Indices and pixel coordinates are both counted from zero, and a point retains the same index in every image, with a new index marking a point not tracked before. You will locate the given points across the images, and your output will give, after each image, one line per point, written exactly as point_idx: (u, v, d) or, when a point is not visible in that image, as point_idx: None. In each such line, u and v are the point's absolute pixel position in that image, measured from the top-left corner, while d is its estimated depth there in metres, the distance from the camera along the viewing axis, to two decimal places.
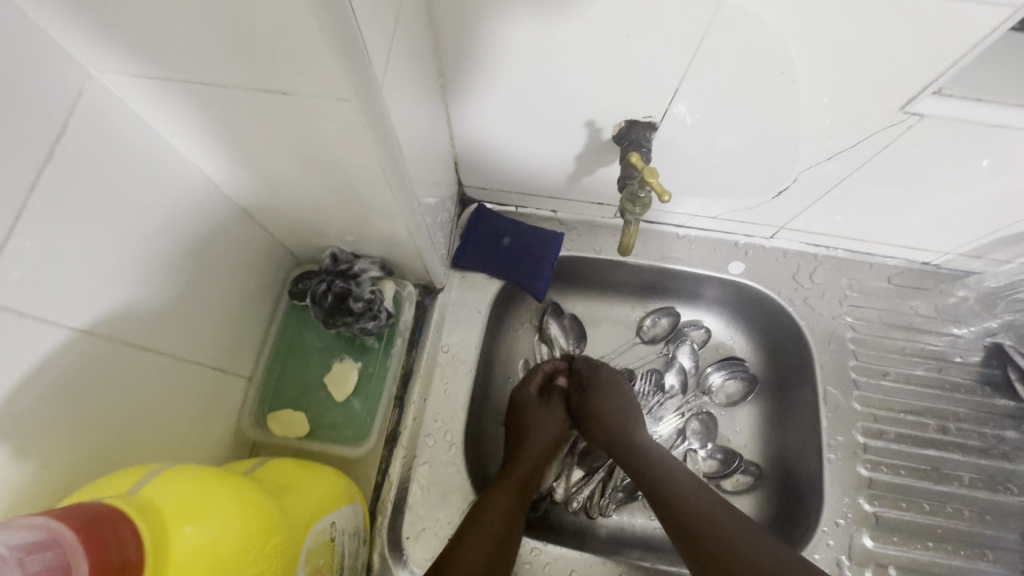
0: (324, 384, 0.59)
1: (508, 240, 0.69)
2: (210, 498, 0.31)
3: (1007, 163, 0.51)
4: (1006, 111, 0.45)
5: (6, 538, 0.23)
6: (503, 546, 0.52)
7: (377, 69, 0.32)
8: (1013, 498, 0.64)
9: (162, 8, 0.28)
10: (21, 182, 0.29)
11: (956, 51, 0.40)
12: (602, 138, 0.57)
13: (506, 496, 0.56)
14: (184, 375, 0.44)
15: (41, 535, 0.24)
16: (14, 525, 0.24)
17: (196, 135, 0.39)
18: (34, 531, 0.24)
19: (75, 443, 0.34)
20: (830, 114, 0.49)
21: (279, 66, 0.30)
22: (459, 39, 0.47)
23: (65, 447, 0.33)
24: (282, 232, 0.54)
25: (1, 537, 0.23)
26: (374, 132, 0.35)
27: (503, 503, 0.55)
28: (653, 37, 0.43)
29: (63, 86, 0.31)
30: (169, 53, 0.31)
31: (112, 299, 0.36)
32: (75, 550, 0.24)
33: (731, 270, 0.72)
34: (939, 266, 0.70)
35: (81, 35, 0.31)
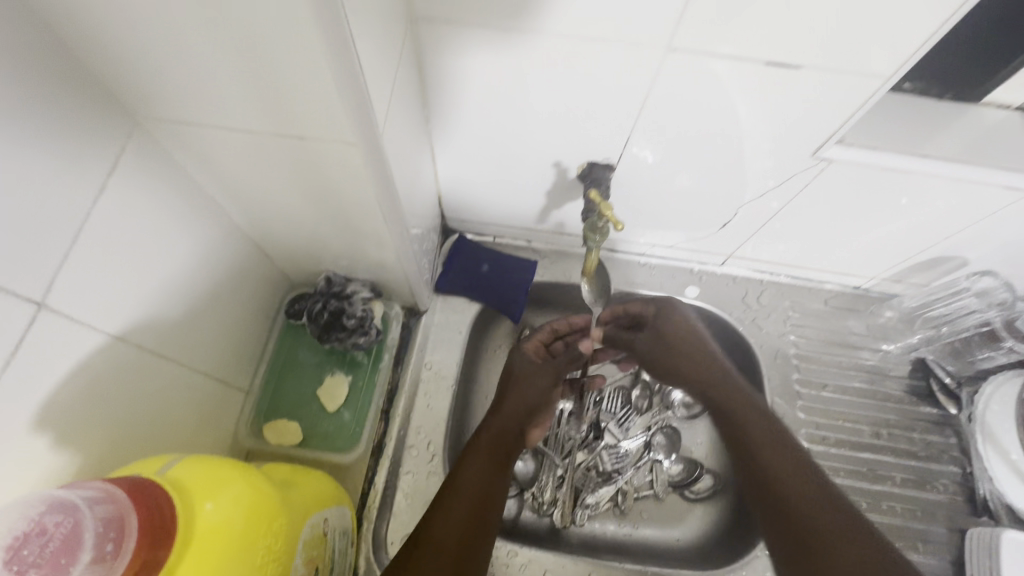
0: (316, 397, 0.64)
1: (487, 267, 0.76)
2: (225, 479, 0.36)
3: (906, 199, 0.60)
4: (897, 157, 0.55)
5: (82, 490, 0.31)
6: (479, 509, 0.54)
7: (379, 120, 0.39)
8: (940, 495, 0.71)
9: (210, 75, 0.35)
10: (82, 209, 0.35)
11: (847, 110, 0.50)
12: (568, 176, 0.65)
13: (483, 464, 0.57)
14: (190, 385, 0.49)
15: (102, 493, 0.32)
16: (85, 485, 0.32)
17: (218, 171, 0.45)
18: (98, 490, 0.32)
19: (98, 436, 0.39)
20: (757, 157, 0.58)
21: (302, 118, 0.37)
22: (447, 93, 0.55)
23: (90, 439, 0.38)
24: (282, 257, 0.60)
25: (78, 489, 0.31)
26: (374, 171, 0.42)
27: (479, 469, 0.56)
28: (609, 93, 0.52)
29: (116, 132, 0.38)
30: (207, 108, 0.38)
31: (138, 311, 0.41)
32: (125, 503, 0.32)
33: (687, 294, 0.80)
34: (869, 289, 0.80)
35: (134, 94, 0.37)
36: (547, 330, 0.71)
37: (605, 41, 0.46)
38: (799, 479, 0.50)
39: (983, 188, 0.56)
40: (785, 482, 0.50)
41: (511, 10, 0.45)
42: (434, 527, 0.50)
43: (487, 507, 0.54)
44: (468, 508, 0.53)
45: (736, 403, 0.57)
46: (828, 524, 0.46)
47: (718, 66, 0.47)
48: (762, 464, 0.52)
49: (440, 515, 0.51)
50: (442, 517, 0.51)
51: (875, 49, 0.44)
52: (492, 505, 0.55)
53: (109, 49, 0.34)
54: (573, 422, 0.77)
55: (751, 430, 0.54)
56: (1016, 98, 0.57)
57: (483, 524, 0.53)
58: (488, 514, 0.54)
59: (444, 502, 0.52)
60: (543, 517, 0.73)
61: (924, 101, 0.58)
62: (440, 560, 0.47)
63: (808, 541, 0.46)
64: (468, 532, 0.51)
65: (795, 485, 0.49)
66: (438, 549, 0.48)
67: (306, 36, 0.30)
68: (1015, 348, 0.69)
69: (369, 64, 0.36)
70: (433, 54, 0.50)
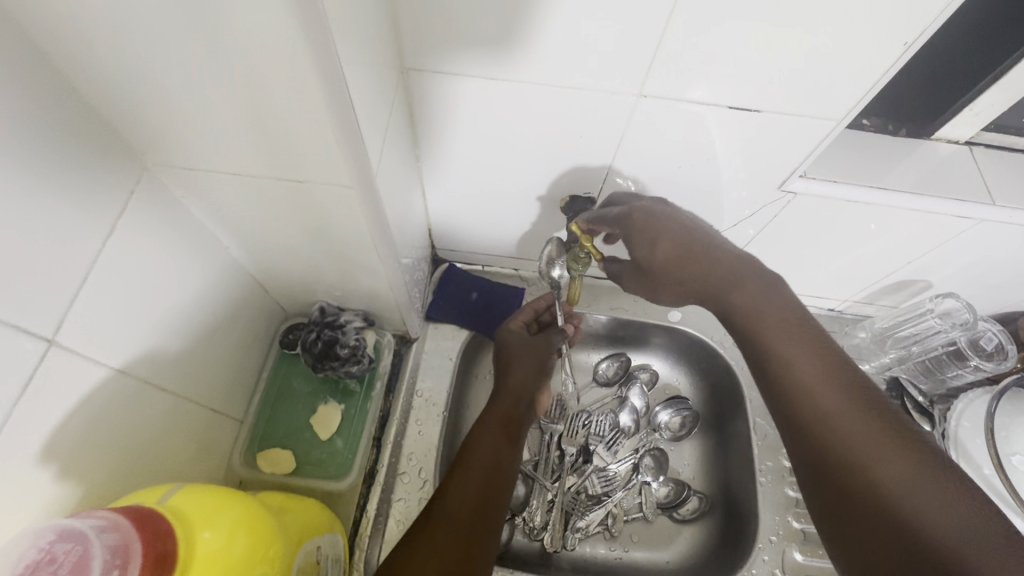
0: (310, 425, 0.65)
1: (477, 294, 0.79)
2: (223, 506, 0.38)
3: (875, 227, 0.64)
4: (859, 189, 0.58)
5: (90, 519, 0.32)
6: (490, 485, 0.56)
7: (373, 164, 0.43)
8: None
9: (217, 124, 0.37)
10: (91, 249, 0.37)
11: (810, 144, 0.54)
12: (553, 208, 0.68)
13: (494, 438, 0.60)
14: (183, 414, 0.50)
15: (109, 522, 0.33)
16: (93, 514, 0.33)
17: (217, 210, 0.47)
18: (104, 519, 0.33)
19: (93, 469, 0.40)
20: (731, 189, 0.62)
21: (302, 163, 0.40)
22: (437, 133, 0.58)
23: (86, 473, 0.39)
24: (278, 289, 0.62)
25: (88, 517, 0.32)
26: (368, 208, 0.45)
27: (491, 444, 0.59)
28: (588, 130, 0.56)
29: (125, 175, 0.40)
30: (211, 154, 0.41)
31: (139, 346, 0.43)
32: (131, 532, 0.33)
33: (670, 318, 0.84)
34: (842, 312, 0.86)
35: (143, 140, 0.39)
36: (528, 311, 0.72)
37: (582, 86, 0.50)
38: (872, 434, 0.42)
39: (938, 217, 0.60)
40: (812, 438, 0.45)
41: (494, 60, 0.49)
42: (449, 501, 0.53)
43: (498, 482, 0.57)
44: (480, 484, 0.56)
45: (766, 343, 0.49)
46: (899, 471, 0.40)
47: (687, 109, 0.51)
48: (844, 444, 0.43)
49: (453, 490, 0.55)
50: (455, 493, 0.54)
51: (830, 91, 0.48)
52: (503, 478, 0.58)
53: (124, 101, 0.36)
54: (563, 446, 0.79)
55: (795, 373, 0.47)
56: (963, 135, 0.62)
57: (494, 498, 0.56)
58: (500, 489, 0.57)
59: (458, 477, 0.56)
60: (534, 541, 0.74)
61: (880, 137, 0.62)
62: (455, 535, 0.51)
63: (854, 473, 0.42)
64: (478, 509, 0.54)
65: (859, 438, 0.42)
66: (451, 521, 0.51)
67: (307, 91, 0.33)
68: (980, 366, 0.71)
69: (365, 113, 0.39)
70: (425, 99, 0.54)
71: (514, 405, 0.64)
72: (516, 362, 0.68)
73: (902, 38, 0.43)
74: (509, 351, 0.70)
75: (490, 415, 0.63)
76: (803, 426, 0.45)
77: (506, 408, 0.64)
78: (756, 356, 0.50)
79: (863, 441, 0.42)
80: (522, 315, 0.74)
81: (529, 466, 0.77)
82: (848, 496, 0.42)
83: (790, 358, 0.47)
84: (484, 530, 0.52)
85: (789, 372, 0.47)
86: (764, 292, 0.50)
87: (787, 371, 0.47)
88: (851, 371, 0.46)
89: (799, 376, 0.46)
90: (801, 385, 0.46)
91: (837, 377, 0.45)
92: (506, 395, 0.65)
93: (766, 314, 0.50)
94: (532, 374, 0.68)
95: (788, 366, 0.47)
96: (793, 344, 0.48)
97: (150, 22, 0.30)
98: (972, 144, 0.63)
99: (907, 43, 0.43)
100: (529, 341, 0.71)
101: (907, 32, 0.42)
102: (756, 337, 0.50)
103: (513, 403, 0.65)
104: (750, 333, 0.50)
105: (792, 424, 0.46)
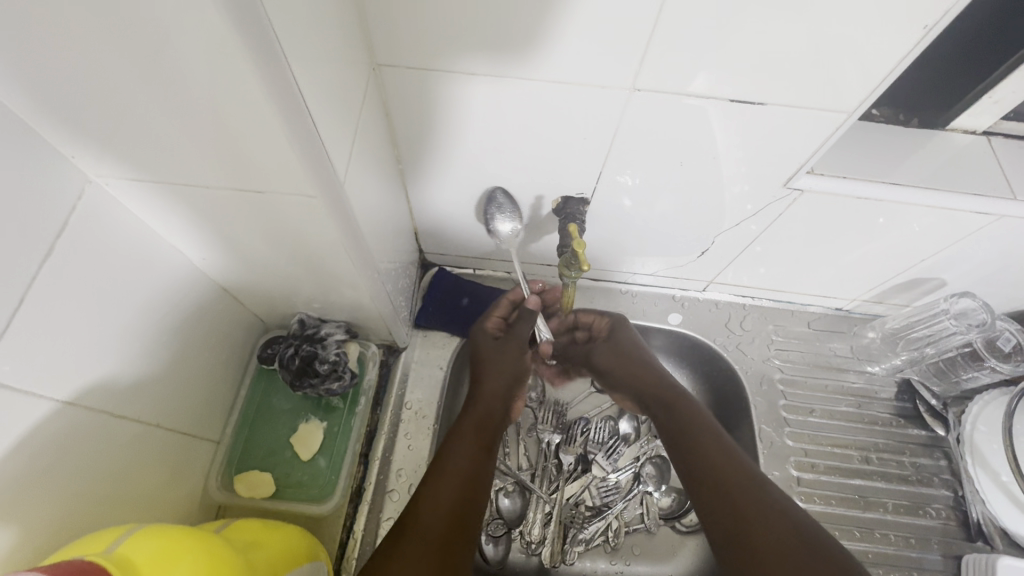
0: (291, 444, 0.63)
1: (467, 300, 0.75)
2: (177, 554, 0.37)
3: (895, 222, 0.59)
4: (866, 186, 0.55)
5: None
6: (467, 493, 0.53)
7: (338, 169, 0.40)
8: (931, 520, 0.70)
9: (162, 136, 0.35)
10: (27, 273, 0.36)
11: (818, 139, 0.50)
12: (544, 211, 0.65)
13: (469, 447, 0.57)
14: (146, 439, 0.49)
15: None
16: None
17: (176, 222, 0.45)
18: None
19: (37, 504, 0.38)
20: (734, 183, 0.57)
21: (256, 173, 0.37)
22: (414, 131, 0.55)
23: (27, 509, 0.37)
24: (253, 300, 0.60)
25: None
26: (335, 216, 0.42)
27: (464, 452, 0.56)
28: (574, 125, 0.52)
29: (66, 191, 0.38)
30: (157, 167, 0.38)
31: (78, 374, 0.41)
32: None
33: (670, 321, 0.80)
34: (851, 311, 0.80)
35: (89, 151, 0.37)
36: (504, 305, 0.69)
37: (567, 82, 0.47)
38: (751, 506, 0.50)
39: (955, 214, 0.56)
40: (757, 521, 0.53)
41: (470, 54, 0.45)
42: (422, 511, 0.50)
43: (474, 493, 0.54)
44: (455, 495, 0.52)
45: (686, 417, 0.60)
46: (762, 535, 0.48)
47: (686, 103, 0.48)
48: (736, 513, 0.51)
49: (426, 500, 0.51)
50: (430, 503, 0.51)
51: (838, 81, 0.44)
52: (480, 487, 0.55)
53: (59, 113, 0.34)
54: (561, 455, 0.76)
55: (704, 444, 0.57)
56: (981, 123, 0.58)
57: (472, 506, 0.53)
58: (478, 498, 0.54)
59: (432, 487, 0.53)
60: (532, 556, 0.71)
61: (892, 127, 0.58)
62: (431, 543, 0.48)
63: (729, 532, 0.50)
64: (456, 517, 0.51)
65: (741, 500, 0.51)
66: (426, 535, 0.48)
67: (249, 93, 0.31)
68: (997, 368, 0.69)
69: (320, 114, 0.36)
70: (399, 97, 0.50)
71: (487, 412, 0.62)
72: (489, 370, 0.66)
73: (921, 21, 0.39)
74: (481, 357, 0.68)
75: (463, 423, 0.60)
76: (711, 478, 0.54)
77: (478, 414, 0.61)
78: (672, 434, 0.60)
79: (792, 511, 0.50)
80: (499, 311, 0.70)
81: (526, 478, 0.74)
82: (774, 543, 0.48)
83: (719, 433, 0.58)
84: (462, 541, 0.50)
85: (705, 435, 0.58)
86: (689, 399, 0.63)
87: (692, 436, 0.58)
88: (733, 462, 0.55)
89: (716, 442, 0.57)
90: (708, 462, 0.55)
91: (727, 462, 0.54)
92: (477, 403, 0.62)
93: (703, 412, 0.61)
94: (505, 384, 0.65)
95: (700, 442, 0.57)
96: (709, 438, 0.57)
97: (68, 30, 0.28)
98: (990, 134, 0.58)
99: (926, 26, 0.39)
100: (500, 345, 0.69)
101: (926, 14, 0.38)
102: (677, 432, 0.59)
103: (487, 408, 0.62)
104: (691, 456, 0.57)
105: (690, 475, 0.56)
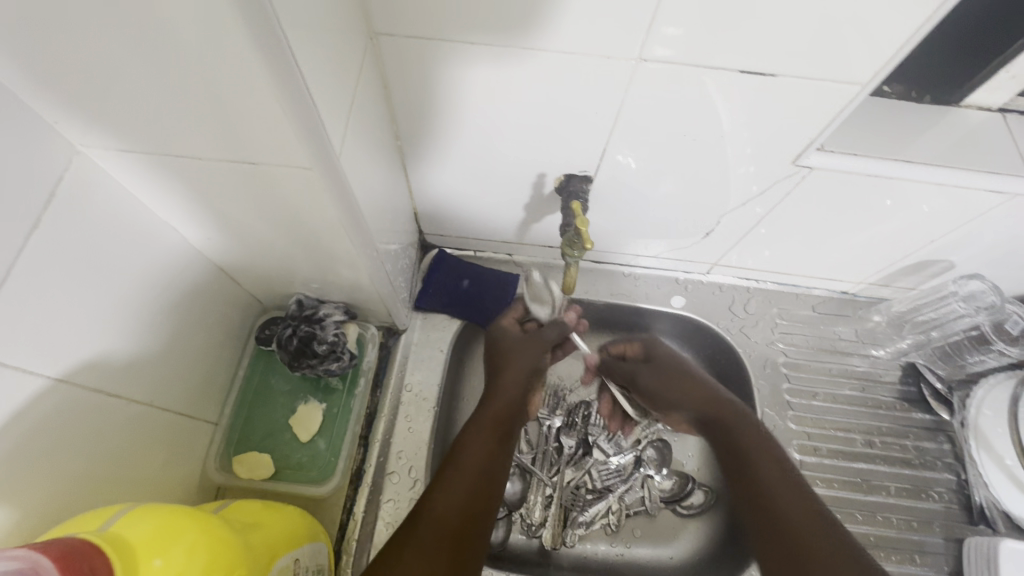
0: (289, 426, 0.63)
1: (467, 282, 0.74)
2: (174, 534, 0.36)
3: (905, 202, 0.58)
4: (879, 164, 0.53)
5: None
6: (481, 487, 0.52)
7: (334, 143, 0.38)
8: (934, 504, 0.69)
9: (152, 104, 0.34)
10: (13, 245, 0.35)
11: (829, 114, 0.49)
12: (546, 190, 0.63)
13: (484, 438, 0.56)
14: (144, 419, 0.48)
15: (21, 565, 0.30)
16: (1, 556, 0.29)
17: (169, 197, 0.44)
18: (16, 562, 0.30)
19: (30, 483, 0.37)
20: (740, 163, 0.56)
21: (250, 144, 0.36)
22: (412, 106, 0.53)
23: (21, 488, 0.37)
24: (249, 280, 0.59)
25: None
26: (334, 192, 0.41)
27: (482, 445, 0.56)
28: (578, 99, 0.50)
29: (53, 160, 0.37)
30: (146, 136, 0.37)
31: (69, 352, 0.40)
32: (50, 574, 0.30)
33: (673, 304, 0.79)
34: (856, 295, 0.79)
35: (75, 120, 0.36)
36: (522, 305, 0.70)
37: (572, 54, 0.45)
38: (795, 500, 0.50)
39: (969, 193, 0.54)
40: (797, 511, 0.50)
41: (473, 23, 0.43)
42: (435, 504, 0.49)
43: (488, 487, 0.53)
44: (469, 488, 0.52)
45: (749, 432, 0.57)
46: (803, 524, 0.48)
47: (694, 76, 0.46)
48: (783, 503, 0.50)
49: (440, 492, 0.51)
50: (443, 496, 0.50)
51: (853, 52, 0.42)
52: (493, 481, 0.54)
53: (42, 78, 0.33)
54: (562, 438, 0.76)
55: (762, 463, 0.54)
56: (996, 100, 0.56)
57: (484, 501, 0.52)
58: (490, 493, 0.53)
59: (446, 480, 0.52)
60: (532, 538, 0.71)
61: (903, 104, 0.57)
62: (443, 535, 0.47)
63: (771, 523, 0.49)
64: (470, 511, 0.50)
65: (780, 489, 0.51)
66: (440, 526, 0.48)
67: (242, 57, 0.29)
68: (1004, 351, 0.69)
69: (316, 82, 0.34)
70: (397, 69, 0.49)
71: (506, 406, 0.60)
72: (507, 364, 0.65)
73: None
74: (504, 351, 0.67)
75: (480, 415, 0.59)
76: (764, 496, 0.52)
77: (497, 410, 0.60)
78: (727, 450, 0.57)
79: (832, 517, 0.49)
80: (515, 311, 0.70)
81: (527, 460, 0.74)
82: (824, 553, 0.45)
83: (779, 452, 0.55)
84: (473, 535, 0.49)
85: (764, 451, 0.55)
86: (744, 413, 0.60)
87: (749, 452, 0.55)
88: (777, 456, 0.55)
89: (771, 456, 0.55)
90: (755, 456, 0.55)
91: (773, 458, 0.54)
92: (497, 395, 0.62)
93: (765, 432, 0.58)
94: (523, 379, 0.64)
95: (758, 461, 0.54)
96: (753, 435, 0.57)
97: None
98: (1005, 111, 0.57)
99: None
100: (523, 341, 0.67)
101: None
102: (731, 448, 0.57)
103: (506, 402, 0.61)
104: (746, 474, 0.54)
105: (733, 473, 0.55)
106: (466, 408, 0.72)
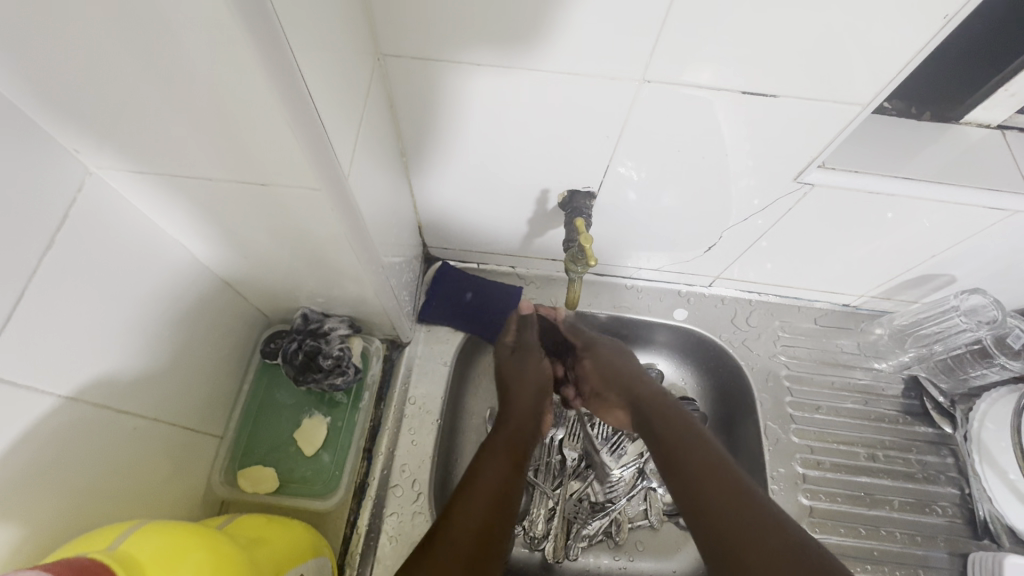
0: (294, 440, 0.63)
1: (471, 295, 0.74)
2: (180, 554, 0.37)
3: (907, 217, 0.58)
4: (880, 181, 0.54)
5: None
6: (498, 509, 0.50)
7: (342, 164, 0.39)
8: (938, 518, 0.69)
9: (164, 129, 0.35)
10: (27, 265, 0.35)
11: (832, 130, 0.49)
12: (549, 206, 0.64)
13: (500, 460, 0.55)
14: (148, 434, 0.48)
15: None
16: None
17: (177, 216, 0.45)
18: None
19: (36, 500, 0.38)
20: (741, 177, 0.56)
21: (261, 166, 0.37)
22: (416, 122, 0.54)
23: (26, 505, 0.37)
24: (256, 295, 0.59)
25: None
26: (339, 210, 0.41)
27: (497, 467, 0.54)
28: (580, 117, 0.51)
29: (66, 182, 0.38)
30: (158, 158, 0.38)
31: (79, 371, 0.40)
32: None
33: (675, 316, 0.79)
34: (858, 307, 0.80)
35: (89, 143, 0.37)
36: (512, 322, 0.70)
37: (571, 73, 0.46)
38: (724, 490, 0.47)
39: (968, 209, 0.55)
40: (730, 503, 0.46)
41: (476, 43, 0.44)
42: (453, 524, 0.48)
43: (505, 509, 0.51)
44: (487, 507, 0.50)
45: (701, 468, 0.49)
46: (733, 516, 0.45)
47: (697, 95, 0.47)
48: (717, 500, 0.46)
49: (459, 511, 0.49)
50: (461, 516, 0.49)
51: (853, 74, 0.43)
52: (507, 504, 0.52)
53: (58, 103, 0.34)
54: (564, 450, 0.75)
55: (696, 463, 0.50)
56: (995, 117, 0.56)
57: (502, 523, 0.50)
58: (507, 514, 0.51)
59: (462, 500, 0.50)
60: (535, 551, 0.71)
61: (903, 122, 0.57)
62: (462, 559, 0.45)
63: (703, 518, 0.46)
64: (486, 533, 0.48)
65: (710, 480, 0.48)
66: (454, 549, 0.46)
67: (252, 83, 0.30)
68: (1007, 365, 0.68)
69: (325, 106, 0.35)
70: (402, 87, 0.49)
71: (520, 429, 0.59)
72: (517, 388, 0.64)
73: (941, 12, 0.38)
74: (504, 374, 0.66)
75: (496, 439, 0.58)
76: (740, 559, 0.42)
77: (512, 434, 0.59)
78: (691, 508, 0.48)
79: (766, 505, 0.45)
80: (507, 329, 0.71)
81: (530, 472, 0.73)
82: (756, 542, 0.42)
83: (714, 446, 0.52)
84: (494, 554, 0.47)
85: (699, 446, 0.52)
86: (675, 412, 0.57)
87: (712, 504, 0.46)
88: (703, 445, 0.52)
89: (734, 493, 0.46)
90: (683, 446, 0.52)
91: (699, 448, 0.52)
92: (512, 421, 0.60)
93: (720, 458, 0.50)
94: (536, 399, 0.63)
95: (694, 463, 0.50)
96: (681, 429, 0.54)
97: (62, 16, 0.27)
98: (1005, 128, 0.57)
99: (947, 16, 0.38)
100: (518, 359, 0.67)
101: (945, 6, 0.37)
102: (693, 502, 0.48)
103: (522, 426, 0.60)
104: (682, 479, 0.50)
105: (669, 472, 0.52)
106: (470, 421, 0.72)
